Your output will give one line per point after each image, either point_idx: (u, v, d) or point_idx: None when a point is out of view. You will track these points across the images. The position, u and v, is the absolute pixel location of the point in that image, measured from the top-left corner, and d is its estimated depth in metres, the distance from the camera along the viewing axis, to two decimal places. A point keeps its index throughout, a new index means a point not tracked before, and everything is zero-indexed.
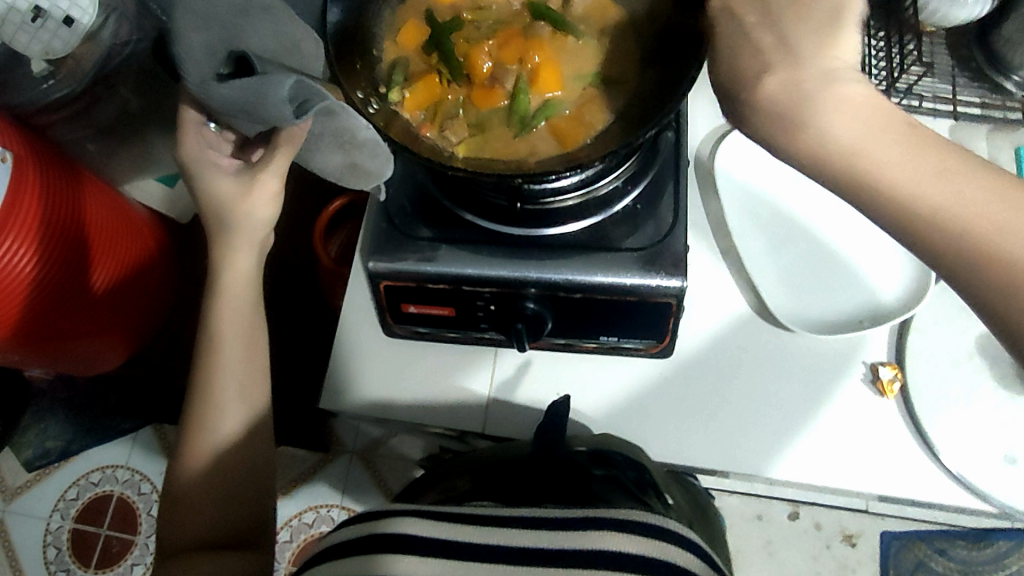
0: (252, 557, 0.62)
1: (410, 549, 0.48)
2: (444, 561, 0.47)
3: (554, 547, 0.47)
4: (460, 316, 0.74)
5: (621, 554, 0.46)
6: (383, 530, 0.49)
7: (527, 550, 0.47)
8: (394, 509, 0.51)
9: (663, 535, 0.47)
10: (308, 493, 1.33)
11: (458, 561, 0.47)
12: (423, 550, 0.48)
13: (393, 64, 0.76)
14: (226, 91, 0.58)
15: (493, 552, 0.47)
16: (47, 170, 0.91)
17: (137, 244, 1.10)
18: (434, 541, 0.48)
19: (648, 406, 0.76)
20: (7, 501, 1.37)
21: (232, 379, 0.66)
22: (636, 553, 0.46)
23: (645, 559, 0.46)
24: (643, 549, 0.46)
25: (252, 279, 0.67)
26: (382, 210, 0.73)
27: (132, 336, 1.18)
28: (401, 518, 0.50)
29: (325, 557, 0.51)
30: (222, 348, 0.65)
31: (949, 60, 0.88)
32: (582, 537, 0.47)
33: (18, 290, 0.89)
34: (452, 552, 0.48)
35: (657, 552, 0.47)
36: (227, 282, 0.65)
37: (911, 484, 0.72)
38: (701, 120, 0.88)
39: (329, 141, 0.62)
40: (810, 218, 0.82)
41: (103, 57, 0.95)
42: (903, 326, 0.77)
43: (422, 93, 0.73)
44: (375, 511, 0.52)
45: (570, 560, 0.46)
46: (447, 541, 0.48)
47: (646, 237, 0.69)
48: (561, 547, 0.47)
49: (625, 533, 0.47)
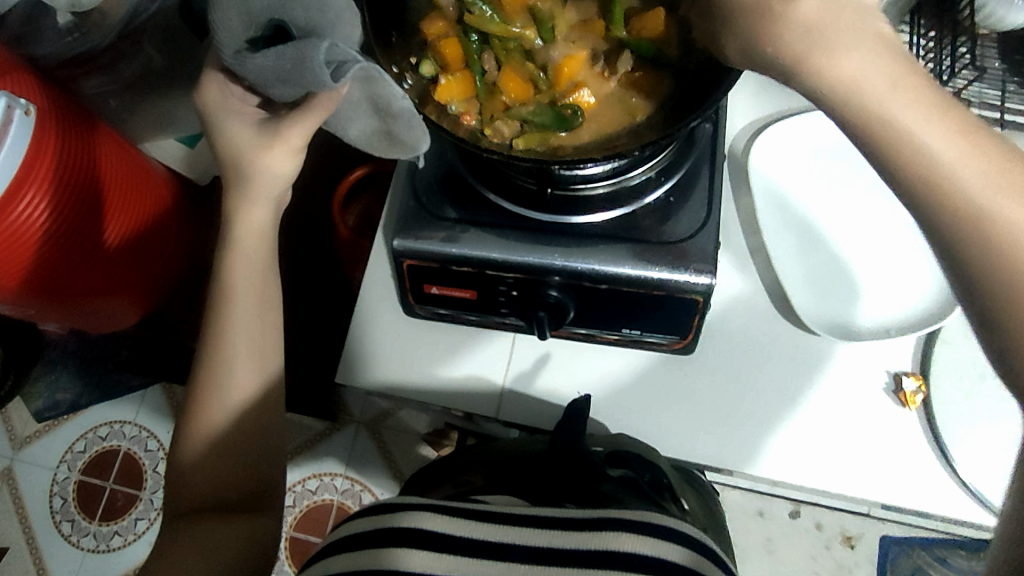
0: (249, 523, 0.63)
1: (419, 544, 0.48)
2: (456, 557, 0.48)
3: (569, 547, 0.47)
4: (481, 300, 0.73)
5: (636, 556, 0.46)
6: (393, 524, 0.49)
7: (543, 550, 0.47)
8: (405, 502, 0.51)
9: (676, 539, 0.47)
10: (313, 460, 1.33)
11: (473, 560, 0.47)
12: (434, 546, 0.48)
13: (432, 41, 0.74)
14: (261, 58, 0.56)
15: (507, 552, 0.47)
16: (64, 125, 0.89)
17: (154, 201, 1.08)
18: (446, 536, 0.48)
19: (664, 402, 0.76)
20: (16, 449, 1.39)
21: (242, 336, 0.65)
22: (653, 556, 0.46)
23: (662, 562, 0.46)
24: (662, 552, 0.46)
25: (269, 238, 0.66)
26: (409, 186, 0.72)
27: (147, 295, 1.18)
28: (413, 513, 0.50)
29: (338, 549, 0.51)
30: (234, 306, 0.64)
31: (1000, 65, 0.84)
32: (601, 539, 0.47)
33: (32, 243, 0.89)
34: (464, 548, 0.48)
35: (674, 556, 0.47)
36: (238, 237, 0.64)
37: (922, 496, 0.72)
38: (739, 112, 0.86)
39: (363, 108, 0.60)
40: (841, 221, 0.80)
41: (130, 13, 0.93)
42: (929, 336, 0.76)
43: (458, 84, 0.70)
44: (386, 503, 0.52)
45: (589, 563, 0.46)
46: (457, 537, 0.48)
47: (676, 232, 0.67)
48: (580, 550, 0.46)
49: (642, 535, 0.47)
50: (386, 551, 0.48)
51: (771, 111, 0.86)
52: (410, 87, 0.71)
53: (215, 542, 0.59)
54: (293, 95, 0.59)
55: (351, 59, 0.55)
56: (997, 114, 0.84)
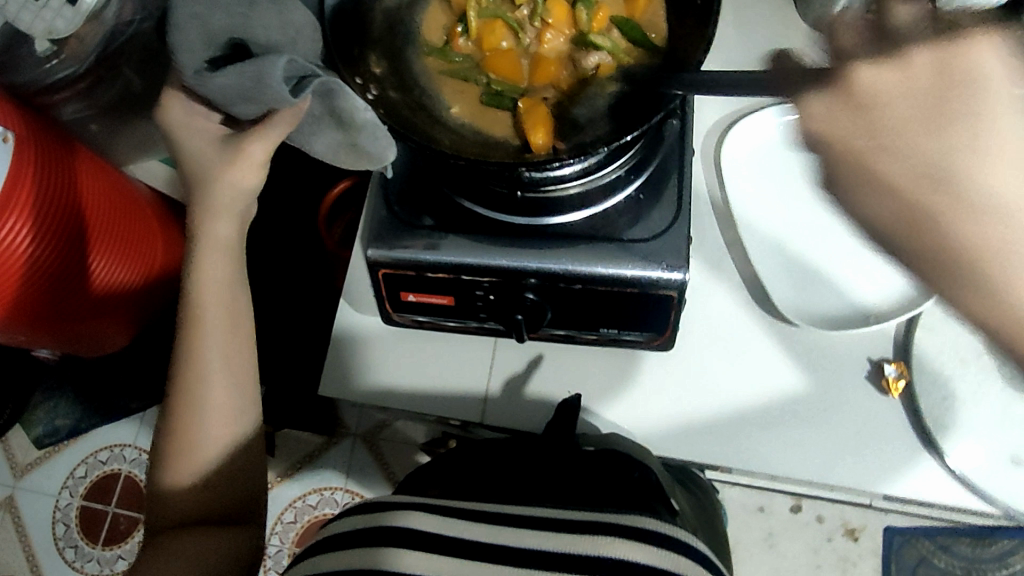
0: (231, 538, 0.63)
1: (412, 545, 0.48)
2: (448, 557, 0.48)
3: (560, 551, 0.47)
4: (459, 306, 0.73)
5: (628, 562, 0.46)
6: (383, 523, 0.50)
7: (533, 552, 0.47)
8: (396, 501, 0.52)
9: (665, 544, 0.47)
10: (312, 475, 1.33)
11: (463, 561, 0.47)
12: (425, 546, 0.48)
13: (393, 65, 0.74)
14: (223, 76, 0.58)
15: (498, 554, 0.47)
16: (44, 149, 0.90)
17: (137, 222, 1.09)
18: (432, 537, 0.49)
19: (647, 403, 0.75)
20: (17, 477, 1.39)
21: (215, 351, 0.64)
22: (647, 563, 0.46)
23: (652, 567, 0.46)
24: (648, 558, 0.46)
25: (234, 252, 0.66)
26: (383, 197, 0.72)
27: (138, 316, 1.19)
28: (408, 513, 0.50)
29: (326, 548, 0.52)
30: (205, 319, 0.64)
31: None
32: (591, 543, 0.47)
33: (18, 270, 0.89)
34: (457, 550, 0.48)
35: (664, 562, 0.46)
36: (206, 250, 0.64)
37: (911, 481, 0.71)
38: (710, 108, 0.86)
39: (327, 123, 0.61)
40: (817, 219, 0.80)
41: (106, 37, 0.95)
42: (908, 325, 0.76)
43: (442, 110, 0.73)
44: (379, 503, 0.53)
45: (579, 566, 0.46)
46: (446, 537, 0.49)
47: (648, 229, 0.68)
48: (572, 553, 0.46)
49: (633, 541, 0.47)
50: (375, 549, 0.49)
51: (740, 107, 0.86)
52: (376, 97, 0.68)
53: (193, 557, 0.60)
54: (257, 111, 0.60)
55: (312, 74, 0.57)
56: None
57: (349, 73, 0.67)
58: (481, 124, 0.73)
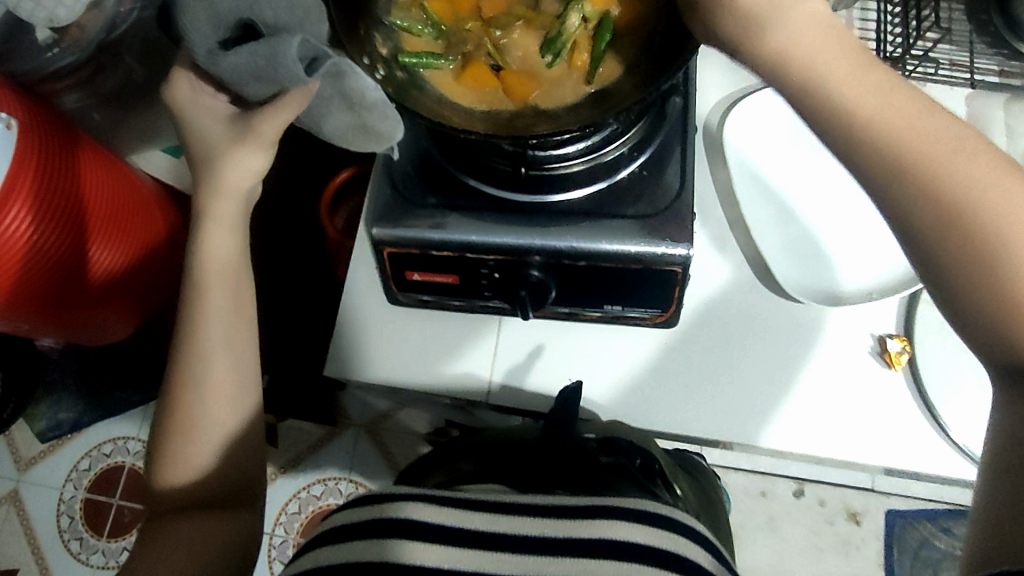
0: (228, 522, 0.64)
1: (415, 536, 0.48)
2: (452, 548, 0.48)
3: (562, 537, 0.47)
4: (464, 284, 0.74)
5: (628, 545, 0.46)
6: (383, 515, 0.50)
7: (536, 539, 0.47)
8: (396, 493, 0.51)
9: (661, 522, 0.47)
10: (316, 465, 1.33)
11: (468, 551, 0.48)
12: (427, 538, 0.48)
13: (387, 40, 0.74)
14: (234, 57, 0.58)
15: (501, 542, 0.48)
16: (47, 137, 0.90)
17: (138, 211, 1.09)
18: (436, 527, 0.49)
19: (650, 382, 0.76)
20: (21, 471, 1.40)
21: (218, 329, 0.64)
22: (646, 544, 0.46)
23: (650, 548, 0.46)
24: (649, 539, 0.47)
25: (237, 230, 0.66)
26: (386, 173, 0.72)
27: (141, 307, 1.20)
28: (406, 503, 0.50)
29: (325, 541, 0.51)
30: (209, 296, 0.64)
31: (966, 25, 0.86)
32: (591, 528, 0.47)
33: (20, 258, 0.89)
34: (460, 540, 0.48)
35: (662, 542, 0.47)
36: (210, 229, 0.64)
37: (911, 456, 0.72)
38: (712, 88, 0.86)
39: (337, 104, 0.61)
40: (818, 195, 0.81)
41: (106, 26, 0.94)
42: (912, 298, 0.76)
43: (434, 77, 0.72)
44: (374, 495, 0.53)
45: (581, 552, 0.46)
46: (448, 528, 0.49)
47: (649, 205, 0.68)
48: (573, 538, 0.47)
49: (631, 521, 0.47)
50: (377, 543, 0.49)
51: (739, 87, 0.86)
52: (384, 77, 0.70)
53: (192, 540, 0.61)
54: (267, 91, 0.60)
55: (324, 55, 0.58)
56: (966, 76, 0.84)
57: (355, 53, 0.68)
58: (472, 86, 0.72)
